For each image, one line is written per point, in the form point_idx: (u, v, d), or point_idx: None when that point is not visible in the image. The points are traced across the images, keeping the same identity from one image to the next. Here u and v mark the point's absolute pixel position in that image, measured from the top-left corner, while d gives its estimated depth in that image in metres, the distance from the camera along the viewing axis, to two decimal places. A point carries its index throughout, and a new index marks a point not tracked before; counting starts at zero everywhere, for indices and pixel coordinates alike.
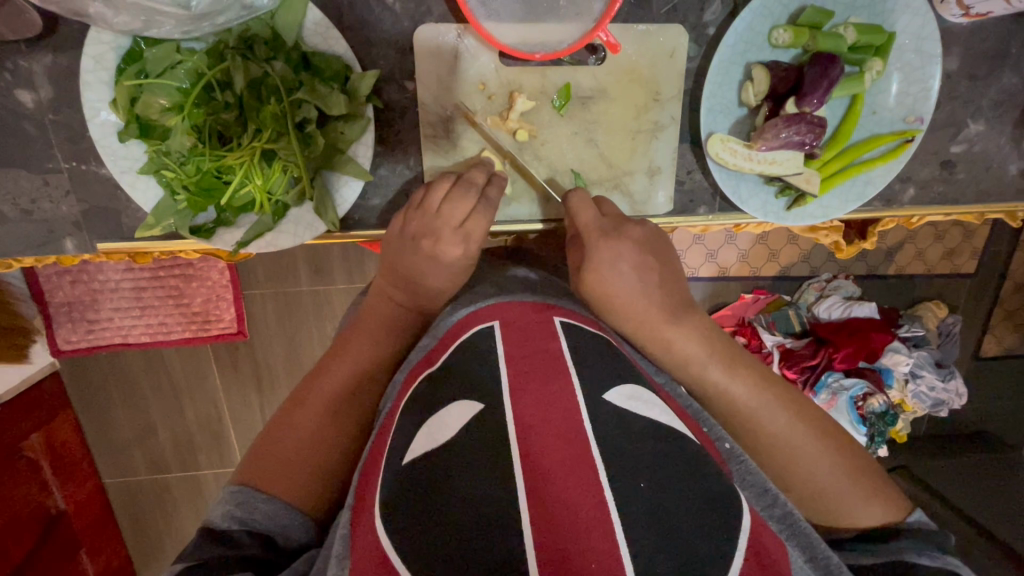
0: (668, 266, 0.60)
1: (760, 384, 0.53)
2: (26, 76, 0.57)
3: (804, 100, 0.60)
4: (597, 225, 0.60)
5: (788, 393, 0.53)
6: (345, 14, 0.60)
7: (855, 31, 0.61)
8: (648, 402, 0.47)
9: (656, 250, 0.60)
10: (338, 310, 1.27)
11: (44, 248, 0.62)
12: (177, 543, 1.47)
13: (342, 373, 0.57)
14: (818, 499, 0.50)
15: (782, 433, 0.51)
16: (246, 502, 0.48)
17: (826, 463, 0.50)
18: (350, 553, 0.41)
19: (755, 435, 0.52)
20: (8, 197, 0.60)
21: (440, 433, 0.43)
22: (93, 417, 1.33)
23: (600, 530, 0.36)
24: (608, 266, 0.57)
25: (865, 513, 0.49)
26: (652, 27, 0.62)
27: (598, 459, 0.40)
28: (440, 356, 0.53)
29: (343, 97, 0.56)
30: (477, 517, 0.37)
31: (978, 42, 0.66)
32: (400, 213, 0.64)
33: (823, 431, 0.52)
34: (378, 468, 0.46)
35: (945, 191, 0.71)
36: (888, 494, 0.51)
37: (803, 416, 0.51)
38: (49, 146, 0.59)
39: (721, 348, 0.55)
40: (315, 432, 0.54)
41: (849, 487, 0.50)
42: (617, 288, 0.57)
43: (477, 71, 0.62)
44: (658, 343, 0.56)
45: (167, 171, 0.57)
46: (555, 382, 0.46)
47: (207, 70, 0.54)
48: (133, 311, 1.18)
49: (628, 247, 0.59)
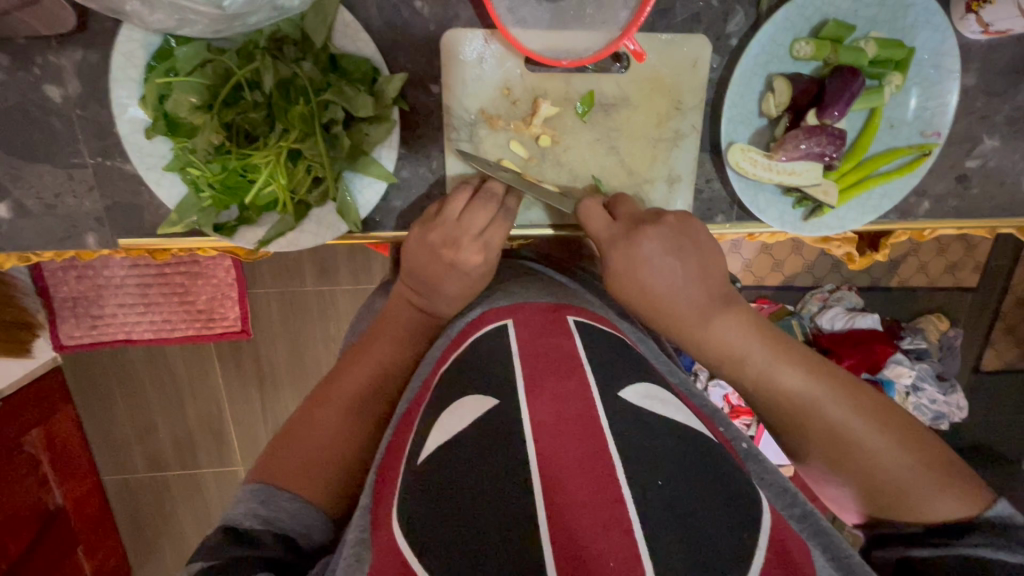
0: (701, 258, 0.57)
1: (812, 373, 0.51)
2: (55, 71, 0.57)
3: (826, 112, 0.61)
4: (612, 230, 0.59)
5: (845, 382, 0.51)
6: (373, 17, 0.60)
7: (876, 45, 0.62)
8: (664, 401, 0.48)
9: (684, 244, 0.57)
10: (344, 311, 1.27)
11: (65, 243, 0.62)
12: (175, 541, 1.46)
13: (361, 370, 0.58)
14: (880, 490, 0.48)
15: (841, 428, 0.49)
16: (270, 500, 0.47)
17: (890, 454, 0.48)
18: (369, 545, 0.41)
19: (807, 427, 0.50)
20: (32, 191, 0.60)
21: (453, 424, 0.44)
22: (96, 413, 1.33)
23: (618, 529, 0.36)
24: (632, 272, 0.57)
25: (934, 505, 0.46)
26: (675, 37, 0.62)
27: (614, 454, 0.40)
28: (453, 354, 0.53)
29: (369, 99, 0.56)
30: (500, 512, 0.37)
31: (994, 60, 0.67)
32: (419, 219, 0.64)
33: (888, 421, 0.49)
34: (398, 465, 0.46)
35: (959, 205, 0.72)
36: (967, 487, 0.47)
37: (852, 397, 0.50)
38: (74, 141, 0.59)
39: (762, 338, 0.53)
40: (333, 431, 0.54)
41: (915, 476, 0.47)
42: (646, 285, 0.57)
43: (501, 76, 0.62)
44: (699, 339, 0.55)
45: (193, 169, 0.57)
46: (570, 378, 0.46)
47: (237, 69, 0.54)
48: (139, 307, 1.18)
49: (652, 249, 0.57)
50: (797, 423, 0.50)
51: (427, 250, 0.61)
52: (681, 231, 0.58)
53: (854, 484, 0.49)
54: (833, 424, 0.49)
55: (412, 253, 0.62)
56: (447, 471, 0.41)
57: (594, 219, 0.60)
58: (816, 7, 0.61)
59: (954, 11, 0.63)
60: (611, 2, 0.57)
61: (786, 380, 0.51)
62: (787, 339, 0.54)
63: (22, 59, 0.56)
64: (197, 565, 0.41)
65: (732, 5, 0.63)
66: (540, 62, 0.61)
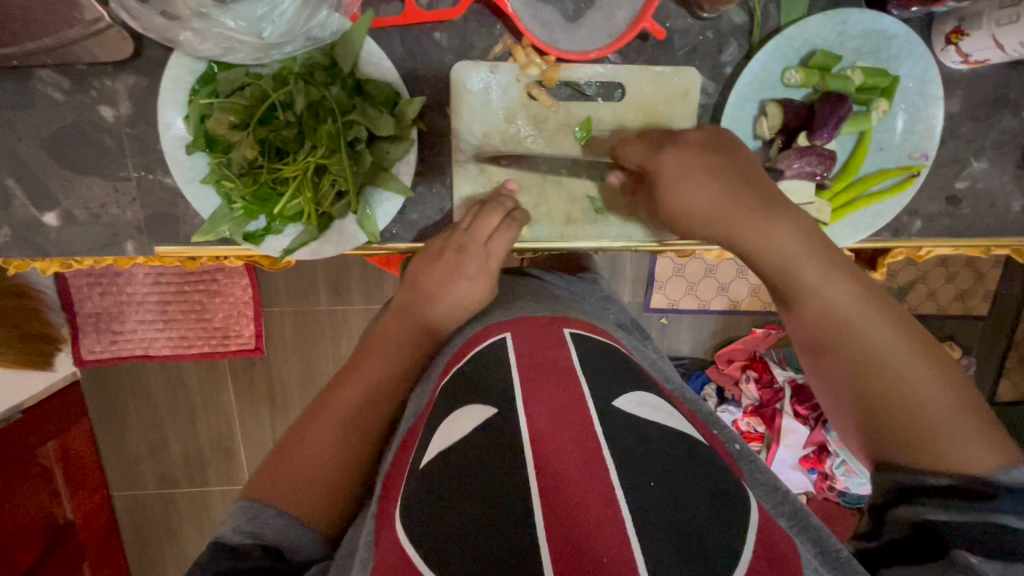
0: (753, 168, 0.57)
1: (861, 293, 0.50)
2: (109, 94, 0.63)
3: (815, 135, 0.65)
4: (644, 149, 0.62)
5: (896, 312, 0.49)
6: (396, 47, 0.66)
7: (862, 73, 0.66)
8: (657, 409, 0.50)
9: (724, 149, 0.59)
10: (358, 330, 1.31)
11: (106, 249, 0.67)
12: (179, 558, 1.46)
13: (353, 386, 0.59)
14: (909, 431, 0.45)
15: (882, 350, 0.47)
16: (257, 516, 0.48)
17: (925, 386, 0.45)
18: (374, 552, 0.44)
19: (847, 347, 0.49)
20: (80, 201, 0.66)
21: (455, 431, 0.47)
22: (112, 425, 1.36)
23: (611, 525, 0.38)
24: (663, 159, 0.59)
25: (964, 452, 0.43)
26: (668, 70, 0.67)
27: (606, 455, 0.43)
28: (455, 364, 0.57)
29: (390, 120, 0.61)
30: (499, 504, 0.40)
31: (977, 88, 0.71)
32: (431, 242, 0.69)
33: (932, 357, 0.47)
34: (406, 467, 0.50)
35: (950, 224, 0.75)
36: (1006, 444, 0.43)
37: (898, 323, 0.48)
38: (122, 156, 0.65)
39: (821, 250, 0.52)
40: (328, 447, 0.54)
41: (950, 419, 0.44)
42: (698, 203, 0.56)
43: (505, 106, 0.67)
44: (747, 237, 0.54)
45: (227, 181, 0.62)
46: (565, 387, 0.48)
47: (272, 92, 0.60)
48: (158, 324, 1.22)
49: (688, 168, 0.58)
50: (836, 338, 0.50)
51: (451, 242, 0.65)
52: (724, 147, 0.59)
53: (879, 417, 0.47)
54: (872, 349, 0.48)
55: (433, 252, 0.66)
56: (462, 466, 0.44)
57: (630, 155, 0.63)
58: (805, 39, 0.66)
59: (936, 43, 0.67)
60: (612, 18, 0.63)
61: (836, 296, 0.50)
62: (843, 258, 0.52)
63: (81, 83, 0.63)
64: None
65: (726, 37, 0.67)
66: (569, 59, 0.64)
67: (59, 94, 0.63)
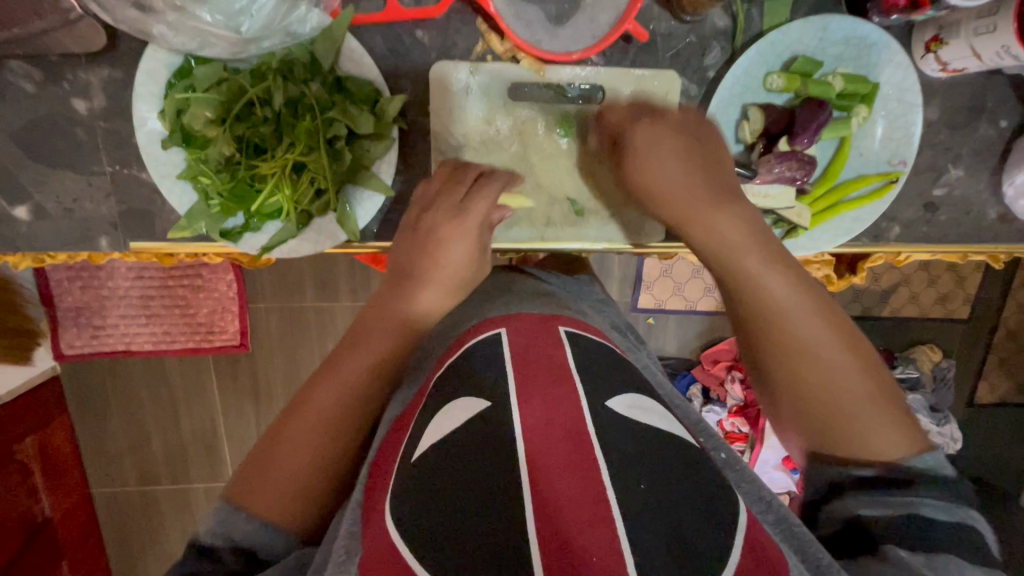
0: (716, 163, 0.60)
1: (796, 285, 0.52)
2: (83, 86, 0.62)
3: (796, 139, 0.66)
4: (627, 119, 0.64)
5: (825, 304, 0.51)
6: (378, 45, 0.65)
7: (842, 80, 0.67)
8: (651, 411, 0.50)
9: (704, 147, 0.61)
10: (342, 327, 1.30)
11: (80, 244, 0.66)
12: (160, 556, 1.45)
13: (337, 383, 0.55)
14: (831, 419, 0.47)
15: (816, 340, 0.49)
16: (228, 520, 0.47)
17: (847, 377, 0.48)
18: (360, 542, 0.43)
19: (783, 333, 0.50)
20: (53, 195, 0.64)
21: (447, 425, 0.47)
22: (91, 421, 1.34)
23: (602, 525, 0.39)
24: (642, 135, 0.61)
25: (878, 438, 0.46)
26: (647, 73, 0.67)
27: (599, 451, 0.43)
28: (451, 357, 0.57)
29: (371, 118, 0.61)
30: (478, 506, 0.40)
31: (956, 96, 0.71)
32: (404, 221, 0.65)
33: (854, 347, 0.49)
34: (393, 462, 0.48)
35: (928, 230, 0.76)
36: (912, 433, 0.46)
37: (827, 314, 0.50)
38: (96, 150, 0.64)
39: (766, 247, 0.54)
40: (315, 447, 0.52)
41: (867, 404, 0.47)
42: (663, 180, 0.60)
43: (485, 106, 0.67)
44: (698, 221, 0.57)
45: (203, 178, 0.61)
46: (559, 386, 0.49)
47: (250, 87, 0.59)
48: (140, 318, 1.20)
49: (668, 135, 0.61)
50: (768, 325, 0.51)
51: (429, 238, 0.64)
52: (697, 136, 0.61)
53: (803, 405, 0.49)
54: (805, 338, 0.50)
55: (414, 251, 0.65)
56: (437, 469, 0.44)
57: (614, 112, 0.65)
58: (787, 45, 0.66)
59: (915, 51, 0.68)
60: (595, 19, 0.63)
61: (773, 286, 0.52)
62: (788, 255, 0.54)
63: (53, 74, 0.61)
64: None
65: (709, 41, 0.68)
66: (552, 61, 0.64)
67: (30, 86, 0.61)
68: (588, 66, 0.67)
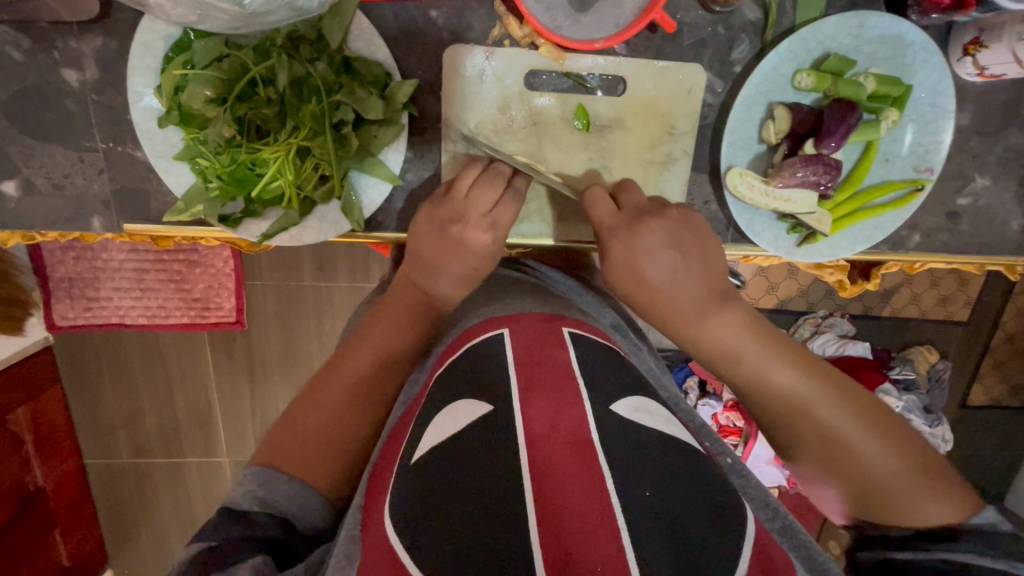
0: (703, 255, 0.59)
1: (809, 374, 0.54)
2: (73, 55, 0.58)
3: (823, 142, 0.62)
4: (613, 220, 0.60)
5: (841, 385, 0.53)
6: (389, 24, 0.62)
7: (875, 81, 0.63)
8: (654, 414, 0.48)
9: (684, 244, 0.59)
10: (338, 310, 1.27)
11: (70, 223, 0.63)
12: (152, 531, 1.44)
13: (363, 357, 0.58)
14: (870, 493, 0.50)
15: (836, 425, 0.51)
16: (269, 483, 0.49)
17: (880, 455, 0.50)
18: (361, 545, 0.42)
19: (806, 426, 0.52)
20: (42, 171, 0.61)
21: (448, 427, 0.45)
22: (83, 395, 1.32)
23: (604, 533, 0.36)
24: (621, 252, 0.59)
25: (920, 508, 0.47)
26: (672, 65, 0.63)
27: (603, 458, 0.41)
28: (446, 362, 0.54)
29: (380, 103, 0.57)
30: (480, 513, 0.38)
31: (989, 102, 0.69)
32: (427, 203, 0.64)
33: (879, 423, 0.51)
34: (392, 467, 0.47)
35: (949, 240, 0.73)
36: (955, 492, 0.48)
37: (843, 399, 0.52)
38: (88, 124, 0.60)
39: (763, 343, 0.55)
40: (339, 419, 0.55)
41: (902, 479, 0.48)
42: (648, 283, 0.58)
43: (500, 93, 0.63)
44: (686, 333, 0.57)
45: (201, 159, 0.58)
46: (563, 389, 0.46)
47: (252, 65, 0.55)
48: (134, 292, 1.18)
49: (650, 241, 0.58)
50: (789, 419, 0.53)
51: (436, 229, 0.61)
52: (675, 230, 0.59)
53: (843, 483, 0.51)
54: (828, 425, 0.51)
55: (419, 242, 0.62)
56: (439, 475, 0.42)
57: (599, 209, 0.61)
58: (819, 41, 0.63)
59: (952, 53, 0.65)
60: (620, 5, 0.60)
61: (783, 380, 0.54)
62: (786, 341, 0.56)
63: (42, 42, 0.58)
64: (196, 545, 0.43)
65: (738, 33, 0.64)
66: (573, 49, 0.61)
67: (18, 54, 0.58)
68: (610, 55, 0.63)
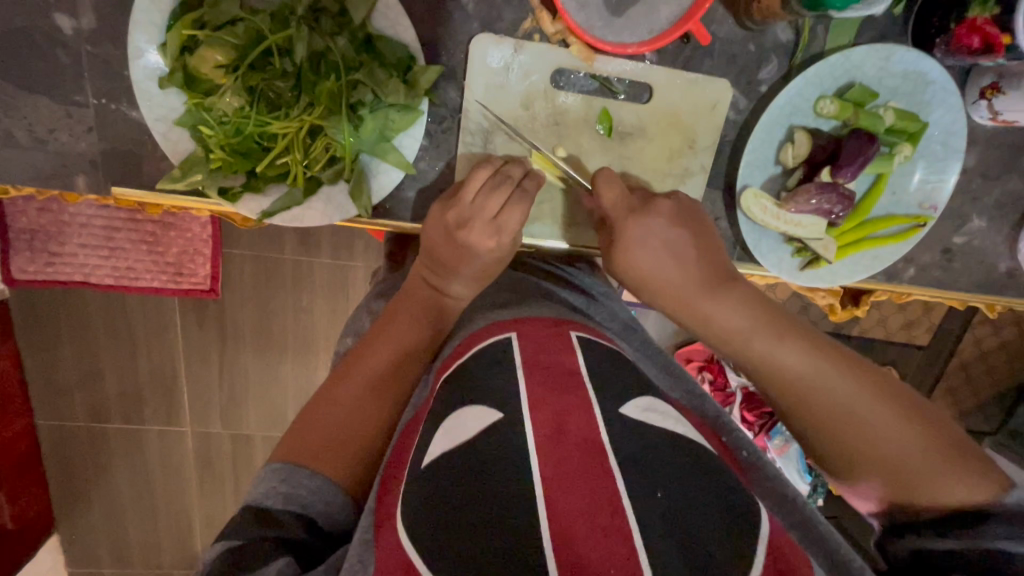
0: (707, 239, 0.60)
1: (821, 354, 0.53)
2: (70, 2, 0.54)
3: (840, 171, 0.63)
4: (623, 203, 0.60)
5: (858, 365, 0.53)
6: (416, 6, 0.59)
7: (893, 114, 0.64)
8: (665, 415, 0.46)
9: (694, 232, 0.60)
10: (319, 285, 1.23)
11: (51, 181, 0.58)
12: (104, 501, 1.36)
13: (381, 352, 0.58)
14: (897, 475, 0.49)
15: (847, 402, 0.51)
16: (290, 478, 0.48)
17: (899, 434, 0.49)
18: (374, 551, 0.41)
19: (817, 403, 0.52)
20: (24, 121, 0.56)
21: (459, 434, 0.43)
22: (37, 355, 1.24)
23: (617, 537, 0.36)
24: (632, 244, 0.59)
25: (948, 488, 0.47)
26: (699, 78, 0.63)
27: (614, 463, 0.40)
28: (455, 364, 0.52)
29: (401, 86, 0.55)
30: (501, 513, 0.37)
31: (992, 146, 0.71)
32: (443, 195, 0.62)
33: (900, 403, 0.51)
34: (401, 477, 0.45)
35: (940, 276, 0.75)
36: (979, 470, 0.48)
37: (858, 377, 0.52)
38: (79, 77, 0.56)
39: (766, 322, 0.55)
40: (350, 414, 0.54)
41: (926, 459, 0.48)
42: (652, 262, 0.59)
43: (524, 89, 0.62)
44: (694, 312, 0.57)
45: (204, 127, 0.55)
46: (570, 391, 0.45)
47: (269, 33, 0.52)
48: (103, 250, 1.12)
49: (661, 223, 0.59)
50: (794, 398, 0.53)
51: (446, 227, 0.60)
52: (691, 233, 0.60)
53: (870, 469, 0.50)
54: (840, 402, 0.51)
55: (431, 237, 0.61)
56: (448, 480, 0.40)
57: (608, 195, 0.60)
58: (846, 69, 0.63)
59: (968, 95, 0.66)
60: (656, 12, 0.58)
61: (790, 360, 0.53)
62: (789, 319, 0.56)
63: None
64: (222, 545, 0.43)
65: (767, 53, 0.64)
66: (605, 51, 0.59)
67: None
68: (639, 61, 0.62)
